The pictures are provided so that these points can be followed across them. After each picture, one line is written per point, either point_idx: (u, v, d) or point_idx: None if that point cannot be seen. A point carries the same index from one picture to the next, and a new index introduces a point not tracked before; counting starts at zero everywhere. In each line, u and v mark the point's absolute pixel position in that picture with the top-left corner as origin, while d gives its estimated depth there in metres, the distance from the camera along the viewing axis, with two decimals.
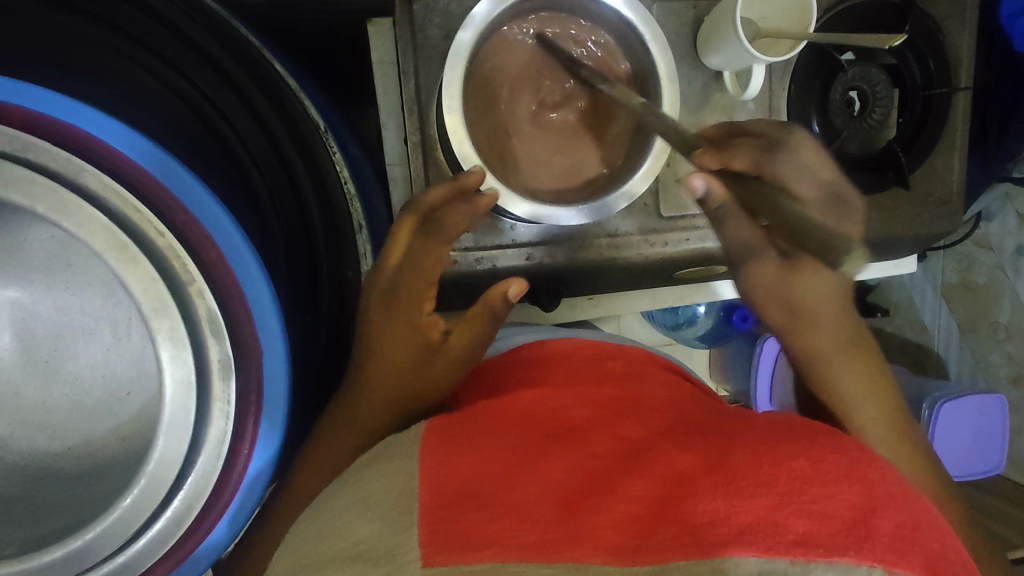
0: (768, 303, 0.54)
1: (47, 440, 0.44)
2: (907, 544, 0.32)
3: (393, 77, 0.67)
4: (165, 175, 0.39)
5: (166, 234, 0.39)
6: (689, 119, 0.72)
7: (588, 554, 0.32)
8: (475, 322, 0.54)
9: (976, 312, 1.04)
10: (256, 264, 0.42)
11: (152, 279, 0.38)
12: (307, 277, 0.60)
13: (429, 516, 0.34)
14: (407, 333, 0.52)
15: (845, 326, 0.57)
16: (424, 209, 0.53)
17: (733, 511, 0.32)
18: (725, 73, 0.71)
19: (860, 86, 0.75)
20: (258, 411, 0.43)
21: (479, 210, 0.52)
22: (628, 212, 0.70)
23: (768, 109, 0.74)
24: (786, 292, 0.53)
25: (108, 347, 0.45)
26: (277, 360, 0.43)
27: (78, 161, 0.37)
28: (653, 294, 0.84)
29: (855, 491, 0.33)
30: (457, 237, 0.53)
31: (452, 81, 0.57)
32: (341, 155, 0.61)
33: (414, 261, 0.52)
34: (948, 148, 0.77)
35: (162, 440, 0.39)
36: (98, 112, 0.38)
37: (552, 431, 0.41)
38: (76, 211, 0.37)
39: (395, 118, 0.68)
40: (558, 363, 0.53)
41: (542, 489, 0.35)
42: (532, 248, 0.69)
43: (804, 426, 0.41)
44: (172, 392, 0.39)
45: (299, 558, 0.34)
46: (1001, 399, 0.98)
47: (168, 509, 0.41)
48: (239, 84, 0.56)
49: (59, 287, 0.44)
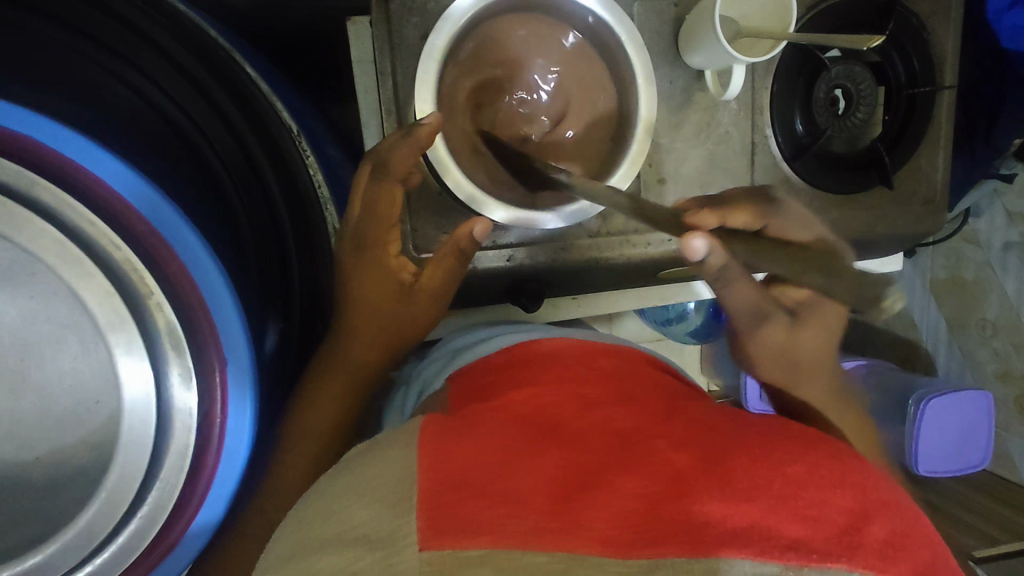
0: (768, 361, 0.61)
1: (15, 450, 0.43)
2: (897, 551, 0.32)
3: (372, 76, 0.67)
4: (125, 185, 0.39)
5: (123, 247, 0.39)
6: (671, 118, 0.73)
7: (584, 545, 0.32)
8: (442, 260, 0.60)
9: (965, 308, 1.05)
10: (220, 276, 0.42)
11: (108, 293, 0.39)
12: (280, 284, 0.61)
13: (428, 501, 0.33)
14: (380, 272, 0.60)
15: (833, 380, 0.62)
16: (375, 156, 0.57)
17: (728, 513, 0.32)
18: (706, 73, 0.72)
19: (844, 85, 0.75)
20: (224, 421, 0.43)
21: (421, 143, 0.54)
22: (610, 213, 0.71)
23: (751, 108, 0.74)
24: (785, 349, 0.59)
25: (75, 356, 0.43)
26: (242, 370, 0.44)
27: (29, 173, 0.37)
28: (639, 293, 0.85)
29: (846, 498, 0.34)
30: (403, 174, 0.56)
31: (426, 81, 0.58)
32: (316, 160, 0.60)
33: (373, 206, 0.58)
34: (932, 145, 0.78)
35: (122, 454, 0.40)
36: (59, 124, 0.38)
37: (550, 425, 0.41)
38: (28, 226, 0.37)
39: (376, 119, 0.68)
40: (554, 356, 0.52)
41: (540, 480, 0.35)
42: (513, 250, 0.69)
43: (796, 430, 0.42)
44: (131, 405, 0.40)
45: (296, 540, 0.33)
46: (987, 397, 0.99)
47: (130, 522, 0.41)
48: (206, 87, 0.57)
49: (25, 295, 0.42)
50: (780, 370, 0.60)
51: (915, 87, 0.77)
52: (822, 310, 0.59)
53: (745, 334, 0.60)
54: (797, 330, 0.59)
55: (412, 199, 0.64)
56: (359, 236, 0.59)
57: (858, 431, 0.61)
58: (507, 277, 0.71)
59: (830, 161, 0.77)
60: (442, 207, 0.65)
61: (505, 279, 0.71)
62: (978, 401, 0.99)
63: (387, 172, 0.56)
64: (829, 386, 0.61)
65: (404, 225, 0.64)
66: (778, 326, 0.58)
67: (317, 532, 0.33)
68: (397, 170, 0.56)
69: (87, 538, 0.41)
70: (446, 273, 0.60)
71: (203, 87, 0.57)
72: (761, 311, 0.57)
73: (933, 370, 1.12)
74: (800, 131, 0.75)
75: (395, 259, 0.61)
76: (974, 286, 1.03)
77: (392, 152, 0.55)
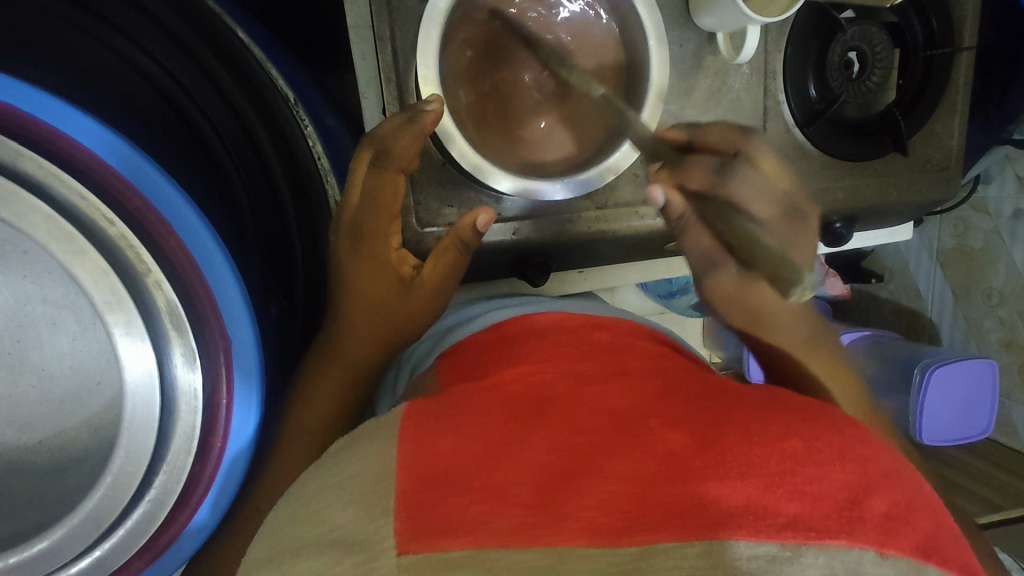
0: (727, 308, 0.57)
1: (16, 433, 0.43)
2: (900, 523, 0.31)
3: (370, 42, 0.64)
4: (131, 168, 0.38)
5: (116, 223, 0.38)
6: (681, 84, 0.70)
7: (572, 537, 0.31)
8: (443, 254, 0.57)
9: (970, 278, 1.03)
10: (218, 250, 0.41)
11: (104, 272, 0.37)
12: (283, 261, 0.60)
13: (408, 501, 0.32)
14: (376, 267, 0.56)
15: (801, 326, 0.57)
16: (377, 142, 0.53)
17: (725, 493, 0.31)
18: (718, 35, 0.69)
19: (860, 47, 0.72)
20: (230, 401, 0.43)
21: (426, 129, 0.52)
22: (617, 183, 0.69)
23: (763, 73, 0.71)
24: (740, 298, 0.55)
25: (73, 337, 0.42)
26: (246, 348, 0.43)
27: (14, 145, 0.35)
28: (643, 266, 0.83)
29: (848, 470, 0.33)
30: (410, 162, 0.54)
31: (429, 46, 0.55)
32: (315, 130, 0.58)
33: (372, 196, 0.54)
34: (948, 110, 0.75)
35: (125, 438, 0.39)
36: (39, 91, 0.36)
37: (535, 406, 0.39)
38: (14, 201, 0.35)
39: (375, 89, 0.64)
40: (545, 334, 0.50)
41: (525, 470, 0.34)
42: (518, 223, 0.67)
43: (793, 402, 0.41)
44: (133, 389, 0.39)
45: (275, 542, 0.33)
46: (991, 364, 0.98)
47: (138, 507, 0.41)
48: (197, 54, 0.54)
49: (18, 275, 0.41)
50: (742, 317, 0.57)
51: (932, 48, 0.73)
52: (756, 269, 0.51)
53: (698, 282, 0.57)
54: (748, 281, 0.53)
55: (416, 172, 0.63)
56: (357, 223, 0.55)
57: (840, 376, 0.58)
58: (512, 252, 0.70)
59: (843, 127, 0.74)
60: (446, 179, 0.64)
61: (509, 253, 0.70)
62: (983, 368, 0.98)
63: (389, 159, 0.53)
64: (799, 332, 0.57)
65: (408, 199, 0.64)
66: (728, 276, 0.54)
67: (296, 535, 0.32)
68: (401, 159, 0.53)
69: (94, 523, 0.39)
70: (447, 266, 0.58)
71: (196, 54, 0.54)
72: (710, 260, 0.54)
73: (937, 340, 1.11)
74: (813, 97, 0.72)
75: (394, 252, 0.57)
76: (981, 256, 1.00)
77: (393, 138, 0.52)
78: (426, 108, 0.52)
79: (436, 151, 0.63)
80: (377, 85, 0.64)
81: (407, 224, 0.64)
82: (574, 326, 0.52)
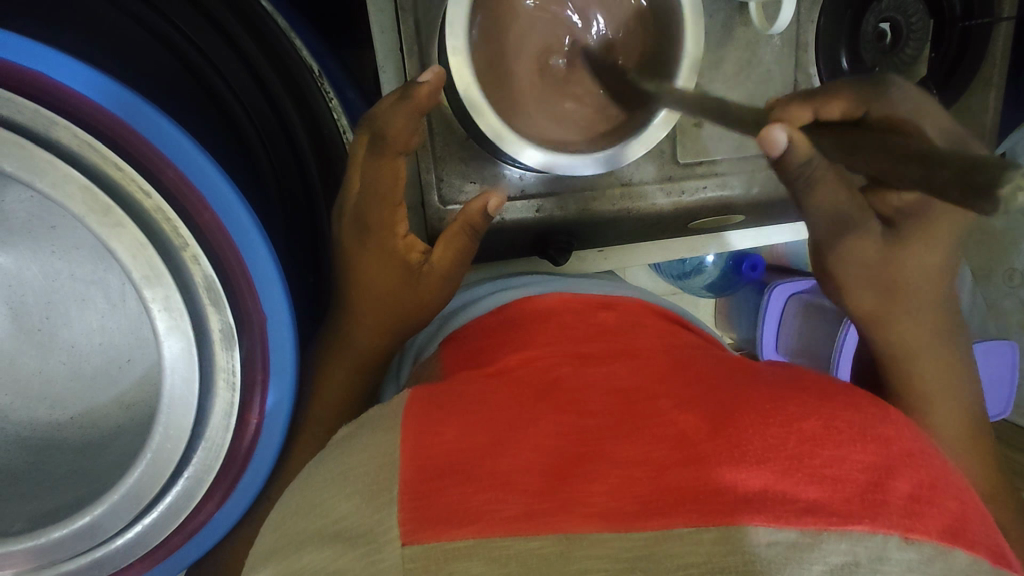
0: (860, 284, 0.52)
1: (48, 411, 0.43)
2: (924, 505, 0.31)
3: (390, 13, 0.60)
4: (155, 134, 0.36)
5: (152, 195, 0.36)
6: (711, 55, 0.67)
7: (580, 523, 0.30)
8: (453, 239, 0.57)
9: (992, 259, 0.99)
10: (250, 222, 0.39)
11: (142, 246, 0.36)
12: (309, 237, 0.60)
13: (414, 490, 0.31)
14: (385, 257, 0.54)
15: (930, 309, 0.52)
16: (373, 124, 0.51)
17: (741, 478, 0.30)
18: (750, 6, 0.66)
19: (894, 18, 0.68)
20: (265, 379, 0.43)
21: (418, 103, 0.50)
22: (645, 158, 0.68)
23: (795, 45, 0.68)
24: (880, 271, 0.50)
25: (103, 314, 0.43)
26: (280, 327, 0.42)
27: (47, 113, 0.33)
28: (663, 246, 0.77)
29: (869, 452, 0.32)
30: (406, 144, 0.51)
31: (456, 19, 0.53)
32: (339, 101, 0.61)
33: (371, 184, 0.51)
34: (983, 85, 0.71)
35: (164, 414, 0.38)
36: (56, 51, 0.34)
37: (541, 391, 0.39)
38: (48, 169, 0.33)
39: (394, 63, 0.62)
40: (552, 317, 0.49)
41: (530, 455, 0.33)
42: (541, 200, 0.67)
43: (808, 380, 0.40)
44: (171, 364, 0.38)
45: (280, 536, 0.33)
46: (1010, 344, 0.96)
47: (177, 483, 0.41)
48: (224, 25, 0.54)
49: (45, 251, 0.42)
50: (874, 294, 0.52)
51: (971, 19, 0.69)
52: (930, 219, 0.49)
53: (827, 250, 0.52)
54: (895, 249, 0.50)
55: (437, 146, 0.63)
56: (363, 215, 0.52)
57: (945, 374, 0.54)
58: (535, 232, 0.69)
59: None
60: (468, 153, 0.64)
61: (533, 232, 0.69)
62: (1004, 349, 0.96)
63: (384, 144, 0.51)
64: (927, 323, 0.53)
65: (429, 174, 0.63)
66: (870, 241, 0.50)
67: (300, 526, 0.32)
68: (396, 141, 0.51)
69: (134, 502, 0.39)
70: (458, 252, 0.57)
71: (218, 20, 0.53)
72: (847, 219, 0.49)
73: None
74: (844, 68, 0.69)
75: (403, 239, 0.55)
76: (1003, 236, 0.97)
77: (389, 117, 0.50)
78: (420, 80, 0.50)
79: (456, 119, 0.62)
80: (399, 57, 0.62)
81: (429, 201, 0.64)
82: (581, 308, 0.51)
